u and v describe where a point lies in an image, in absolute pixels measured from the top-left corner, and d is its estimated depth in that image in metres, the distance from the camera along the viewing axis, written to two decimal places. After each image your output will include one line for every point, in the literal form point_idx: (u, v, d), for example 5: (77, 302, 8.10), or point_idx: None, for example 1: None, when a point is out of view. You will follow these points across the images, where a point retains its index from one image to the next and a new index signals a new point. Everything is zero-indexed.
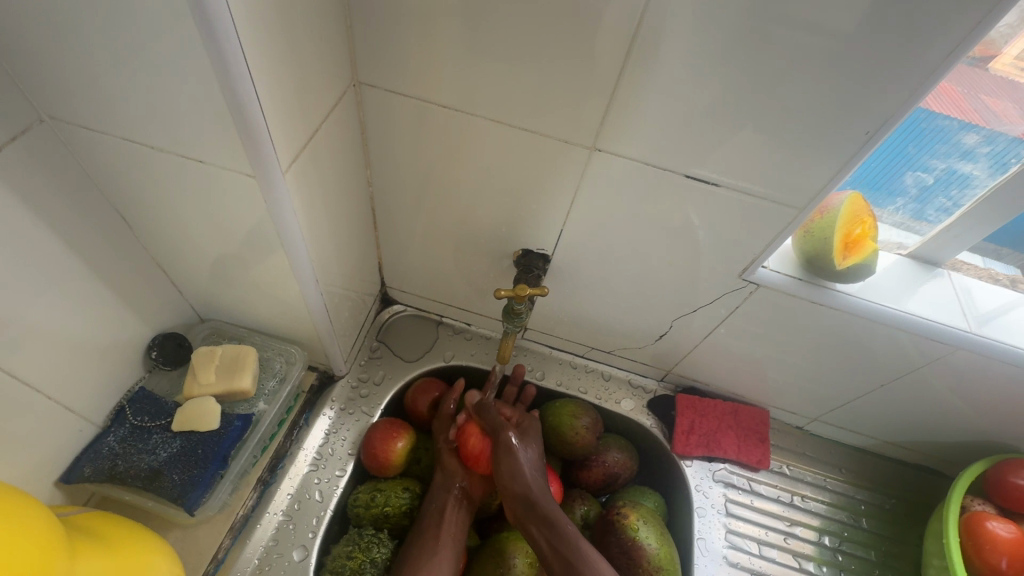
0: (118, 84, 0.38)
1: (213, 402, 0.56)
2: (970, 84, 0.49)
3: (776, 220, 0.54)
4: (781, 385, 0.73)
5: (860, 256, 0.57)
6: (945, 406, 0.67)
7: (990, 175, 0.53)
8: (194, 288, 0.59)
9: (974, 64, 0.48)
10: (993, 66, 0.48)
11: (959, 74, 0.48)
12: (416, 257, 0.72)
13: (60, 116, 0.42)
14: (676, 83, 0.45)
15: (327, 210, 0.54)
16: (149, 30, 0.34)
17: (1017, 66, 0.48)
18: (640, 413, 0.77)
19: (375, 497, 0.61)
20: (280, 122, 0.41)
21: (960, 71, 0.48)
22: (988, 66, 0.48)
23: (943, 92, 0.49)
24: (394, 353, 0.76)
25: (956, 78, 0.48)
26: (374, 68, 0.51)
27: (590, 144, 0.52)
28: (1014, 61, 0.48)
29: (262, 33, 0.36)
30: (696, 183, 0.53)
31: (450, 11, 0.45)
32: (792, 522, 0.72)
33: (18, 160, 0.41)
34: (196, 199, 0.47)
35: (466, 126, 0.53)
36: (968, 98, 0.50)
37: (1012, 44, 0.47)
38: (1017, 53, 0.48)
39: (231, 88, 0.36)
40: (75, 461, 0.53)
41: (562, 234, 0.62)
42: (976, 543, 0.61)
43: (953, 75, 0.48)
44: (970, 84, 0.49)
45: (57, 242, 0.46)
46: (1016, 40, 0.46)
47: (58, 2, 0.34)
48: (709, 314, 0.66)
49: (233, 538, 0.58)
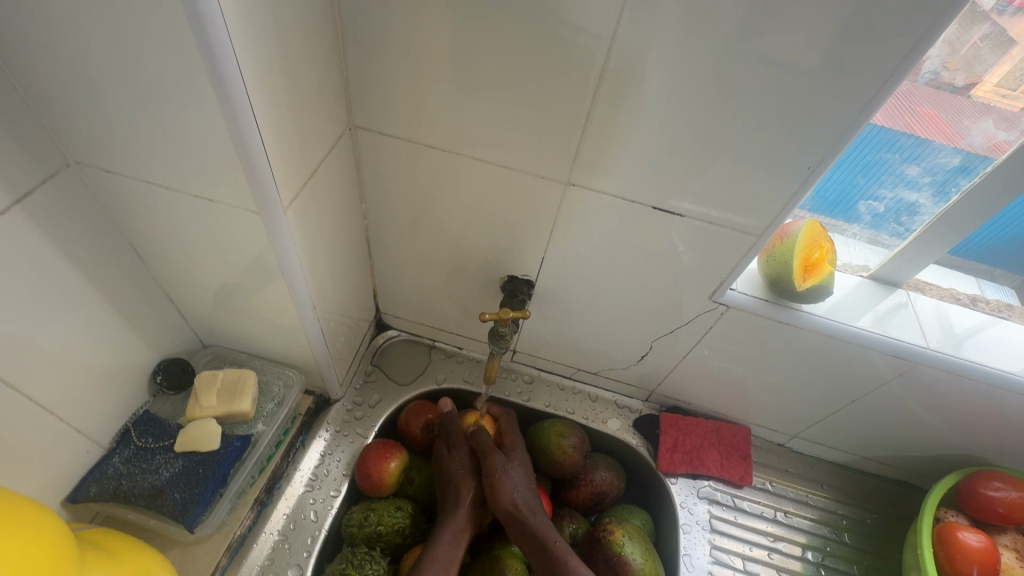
0: (138, 132, 0.43)
1: (214, 423, 0.59)
2: (952, 110, 0.52)
3: (740, 245, 0.58)
4: (759, 403, 0.77)
5: (818, 278, 0.60)
6: (915, 420, 0.70)
7: (935, 203, 0.58)
8: (199, 316, 0.63)
9: (955, 91, 0.52)
10: (976, 94, 0.51)
11: (941, 100, 0.52)
12: (409, 285, 0.76)
13: (85, 161, 0.47)
14: (639, 123, 0.50)
15: (325, 242, 0.58)
16: (169, 87, 0.39)
17: (1000, 93, 0.51)
18: (626, 432, 0.80)
19: (368, 517, 0.63)
20: (282, 164, 0.45)
21: (938, 97, 0.52)
22: (970, 92, 0.51)
23: (926, 117, 0.53)
24: (388, 376, 0.80)
25: (937, 104, 0.52)
26: (369, 113, 0.56)
27: (565, 178, 0.56)
28: (996, 88, 0.51)
29: (267, 88, 0.41)
30: (664, 213, 0.57)
31: (436, 63, 0.51)
32: (776, 537, 0.74)
33: (45, 199, 0.45)
34: (205, 234, 0.51)
35: (453, 163, 0.58)
36: (954, 124, 0.53)
37: (991, 71, 0.50)
38: (999, 81, 0.50)
39: (240, 135, 0.40)
40: (81, 482, 0.56)
41: (545, 260, 0.66)
42: (949, 552, 0.63)
43: (933, 100, 0.52)
44: (953, 112, 0.52)
45: (76, 273, 0.50)
46: (995, 68, 0.49)
47: (90, 64, 0.39)
48: (687, 334, 0.70)
49: (229, 557, 0.60)
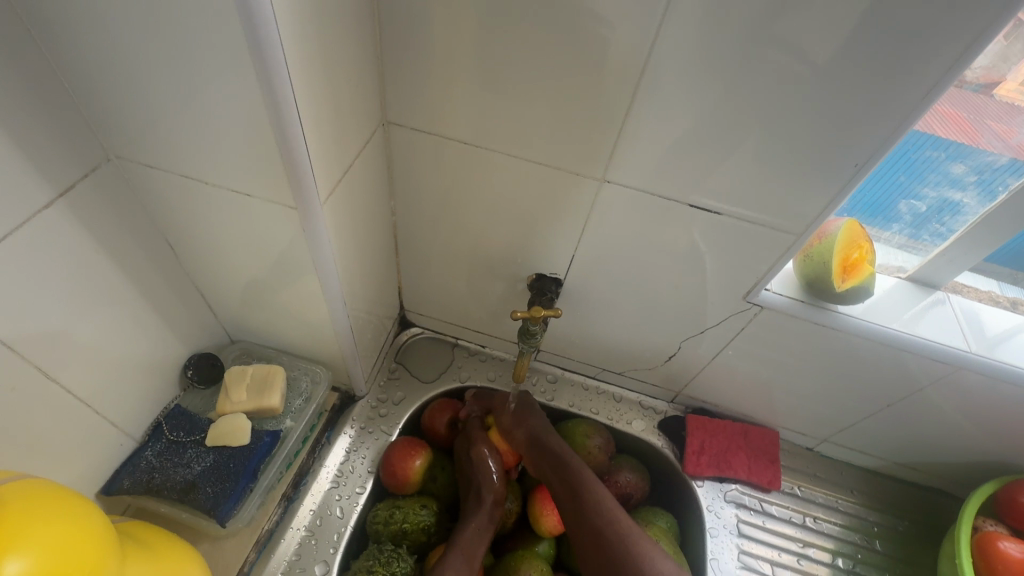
0: (178, 126, 0.43)
1: (245, 418, 0.59)
2: (974, 110, 0.52)
3: (777, 245, 0.57)
4: (788, 406, 0.75)
5: (859, 279, 0.59)
6: (952, 427, 0.68)
7: (980, 202, 0.56)
8: (229, 311, 0.63)
9: (978, 89, 0.51)
10: (998, 92, 0.51)
11: (963, 99, 0.51)
12: (434, 282, 0.75)
13: (124, 156, 0.47)
14: (677, 119, 0.49)
15: (356, 237, 0.57)
16: (210, 82, 0.39)
17: (1022, 92, 0.51)
18: (651, 434, 0.79)
19: (394, 514, 0.63)
20: (320, 160, 0.45)
21: (962, 98, 0.51)
22: (993, 92, 0.51)
23: (947, 118, 0.52)
24: (412, 374, 0.79)
25: (959, 104, 0.51)
26: (401, 109, 0.56)
27: (599, 175, 0.55)
28: (1018, 87, 0.51)
29: (308, 83, 0.41)
30: (699, 212, 0.56)
31: (470, 58, 0.50)
32: (805, 543, 0.73)
33: (86, 194, 0.46)
34: (239, 229, 0.51)
35: (483, 159, 0.58)
36: (976, 124, 0.52)
37: (1016, 71, 0.49)
38: (1021, 80, 0.50)
39: (280, 130, 0.40)
40: (115, 474, 0.56)
41: (575, 258, 0.65)
42: (988, 562, 0.62)
43: (956, 100, 0.51)
44: (975, 110, 0.52)
45: (113, 267, 0.50)
46: (1020, 68, 0.49)
47: (132, 57, 0.39)
48: (717, 335, 0.69)
49: (258, 552, 0.60)
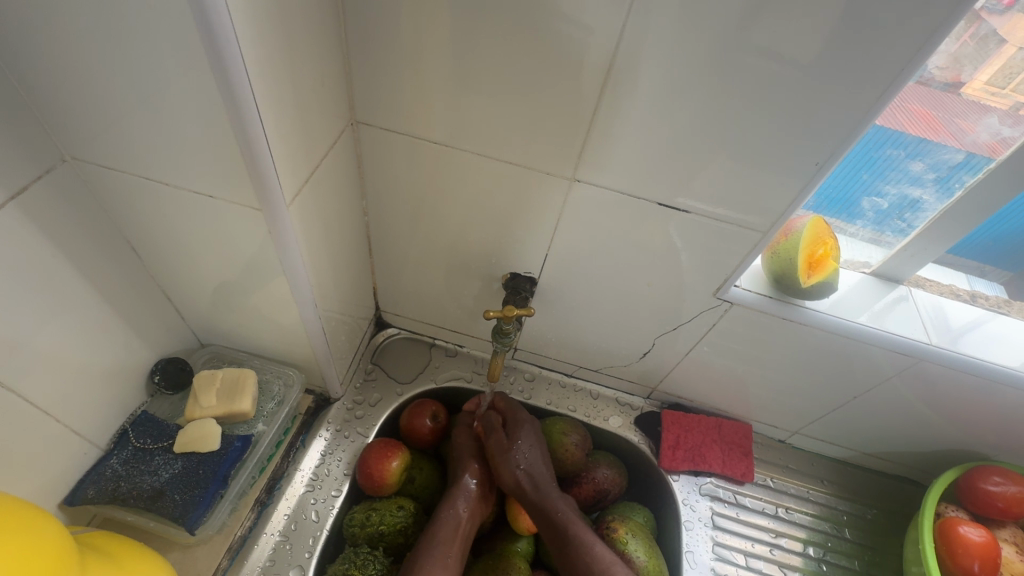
0: (134, 124, 0.42)
1: (214, 423, 0.58)
2: (941, 106, 0.52)
3: (745, 242, 0.58)
4: (761, 399, 0.76)
5: (823, 275, 0.61)
6: (916, 417, 0.71)
7: (938, 200, 0.58)
8: (197, 314, 0.62)
9: (944, 88, 0.51)
10: (965, 91, 0.51)
11: (931, 97, 0.52)
12: (409, 282, 0.75)
13: (80, 156, 0.46)
14: (643, 119, 0.50)
15: (327, 237, 0.57)
16: (168, 80, 0.38)
17: (989, 91, 0.51)
18: (627, 429, 0.80)
19: (370, 517, 0.63)
20: (285, 160, 0.44)
21: (929, 95, 0.51)
22: (959, 91, 0.51)
23: (915, 113, 0.53)
24: (388, 374, 0.79)
25: (926, 101, 0.52)
26: (371, 109, 0.55)
27: (571, 174, 0.56)
28: (985, 86, 0.50)
29: (271, 82, 0.40)
30: (669, 210, 0.57)
31: (439, 57, 0.50)
32: (778, 533, 0.74)
33: (41, 196, 0.44)
34: (204, 230, 0.50)
35: (454, 158, 0.57)
36: (942, 120, 0.53)
37: (981, 70, 0.49)
38: (988, 79, 0.50)
39: (243, 129, 0.39)
40: (79, 484, 0.55)
41: (549, 257, 0.65)
42: (951, 547, 0.64)
43: (922, 97, 0.52)
44: (942, 108, 0.52)
45: (72, 270, 0.49)
46: (984, 66, 0.49)
47: (82, 52, 0.38)
48: (690, 330, 0.70)
49: (230, 559, 0.59)
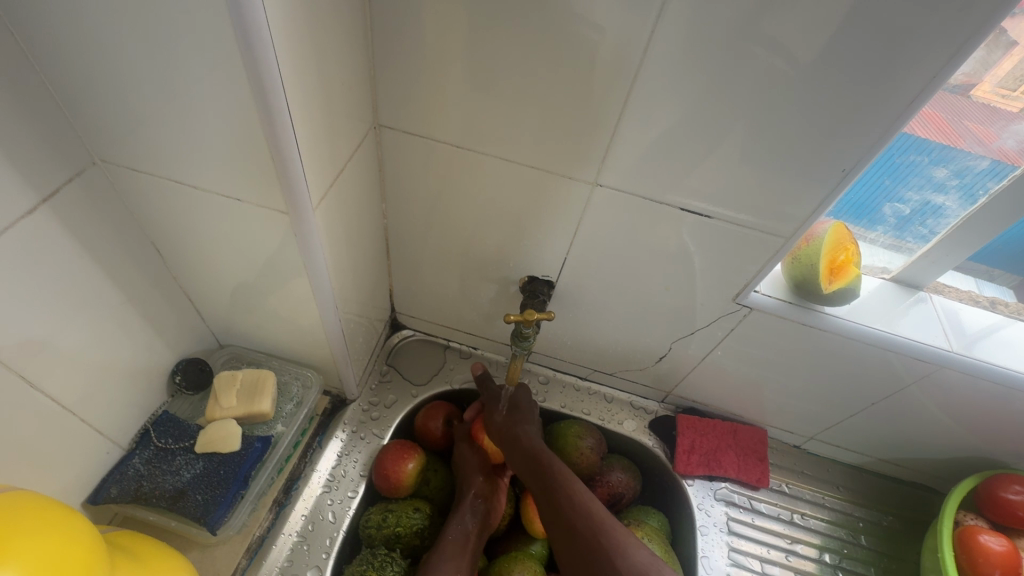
0: (164, 128, 0.42)
1: (234, 424, 0.59)
2: (953, 111, 0.52)
3: (766, 248, 0.57)
4: (777, 405, 0.76)
5: (845, 281, 0.60)
6: (934, 424, 0.70)
7: (962, 206, 0.57)
8: (218, 316, 0.62)
9: (957, 91, 0.51)
10: (976, 94, 0.51)
11: (944, 101, 0.52)
12: (426, 284, 0.75)
13: (110, 159, 0.46)
14: (666, 124, 0.50)
15: (348, 240, 0.57)
16: (200, 84, 0.38)
17: (999, 93, 0.51)
18: (642, 434, 0.80)
19: (386, 518, 0.63)
20: (312, 164, 0.45)
21: (943, 100, 0.51)
22: (970, 94, 0.51)
23: (928, 119, 0.52)
24: (403, 376, 0.79)
25: (940, 105, 0.52)
26: (393, 112, 0.56)
27: (591, 179, 0.56)
28: (996, 89, 0.51)
29: (300, 87, 0.40)
30: (689, 215, 0.56)
31: (464, 61, 0.50)
32: (793, 539, 0.74)
33: (71, 197, 0.45)
34: (228, 233, 0.50)
35: (475, 162, 0.57)
36: (954, 125, 0.53)
37: (993, 72, 0.50)
38: (999, 82, 0.50)
39: (273, 134, 0.40)
40: (102, 482, 0.55)
41: (567, 261, 0.65)
42: (970, 556, 0.64)
43: (936, 102, 0.51)
44: (954, 111, 0.52)
45: (99, 271, 0.49)
46: (995, 69, 0.49)
47: (116, 57, 0.38)
48: (706, 335, 0.69)
49: (249, 559, 0.60)
